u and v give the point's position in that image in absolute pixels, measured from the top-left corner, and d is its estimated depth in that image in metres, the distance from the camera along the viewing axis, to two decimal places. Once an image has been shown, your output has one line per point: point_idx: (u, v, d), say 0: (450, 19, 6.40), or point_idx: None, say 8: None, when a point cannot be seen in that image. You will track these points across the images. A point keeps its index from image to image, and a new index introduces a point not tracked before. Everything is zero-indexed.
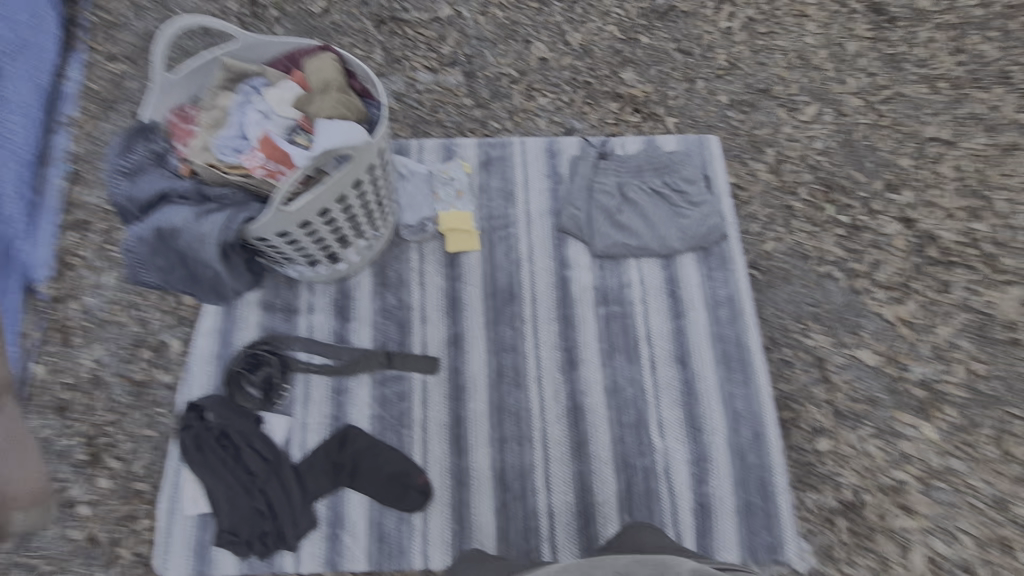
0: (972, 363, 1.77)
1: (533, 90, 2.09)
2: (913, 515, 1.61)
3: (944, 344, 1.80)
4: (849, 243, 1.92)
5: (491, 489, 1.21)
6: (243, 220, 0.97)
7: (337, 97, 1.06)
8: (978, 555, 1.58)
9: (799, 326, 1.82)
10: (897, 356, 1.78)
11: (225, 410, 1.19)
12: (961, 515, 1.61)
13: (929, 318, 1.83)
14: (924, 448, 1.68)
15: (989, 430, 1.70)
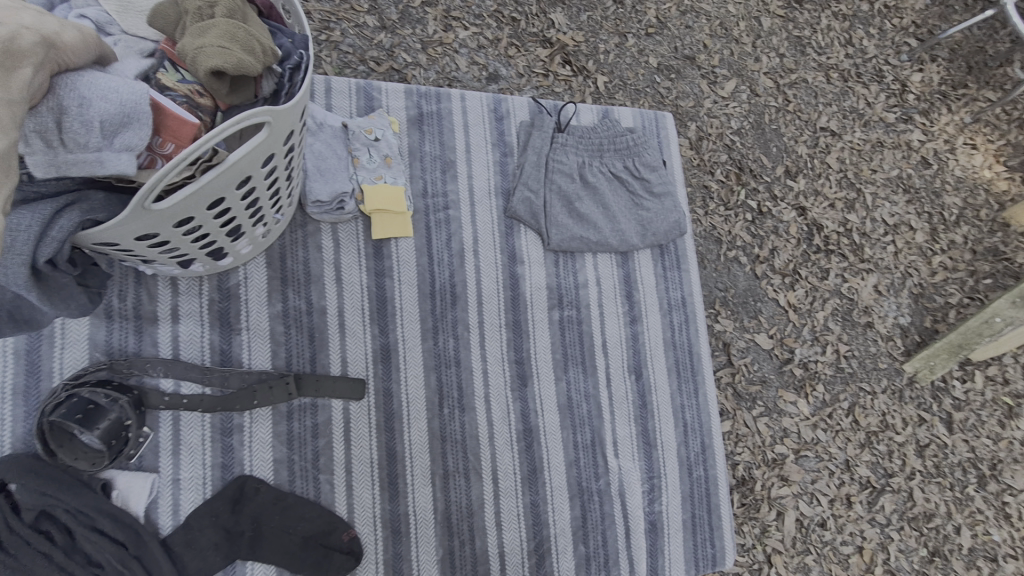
0: (838, 344, 1.98)
1: (451, 18, 1.71)
2: (788, 484, 1.81)
3: (820, 328, 1.98)
4: (754, 228, 1.98)
5: (434, 536, 1.02)
6: (81, 221, 0.58)
7: (228, 24, 0.63)
8: (829, 511, 1.83)
9: (710, 311, 1.85)
10: (785, 340, 1.91)
11: (42, 482, 0.80)
12: (821, 479, 1.83)
13: (811, 303, 1.99)
14: (799, 423, 1.87)
15: (846, 403, 1.94)
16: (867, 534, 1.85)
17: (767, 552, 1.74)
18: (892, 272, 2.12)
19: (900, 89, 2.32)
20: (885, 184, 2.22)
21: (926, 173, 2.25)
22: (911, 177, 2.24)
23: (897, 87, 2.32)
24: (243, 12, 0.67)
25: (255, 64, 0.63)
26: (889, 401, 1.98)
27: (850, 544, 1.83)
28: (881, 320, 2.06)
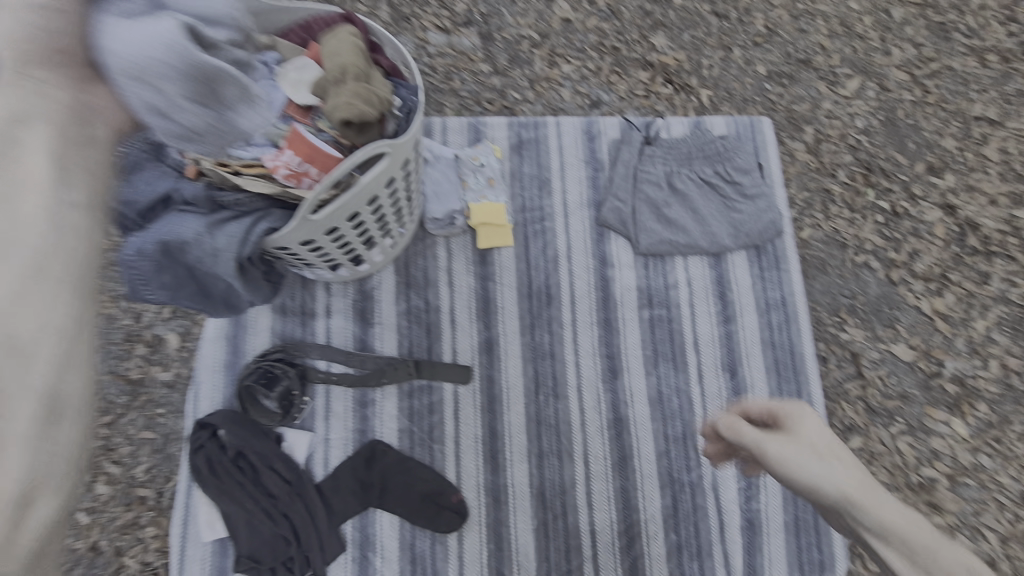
0: (1005, 357, 1.73)
1: (556, 56, 1.90)
2: (940, 514, 1.61)
3: (979, 339, 1.74)
4: (888, 231, 1.82)
5: (530, 508, 1.14)
6: (264, 230, 0.84)
7: (355, 87, 0.86)
8: (999, 550, 1.60)
9: (834, 318, 1.73)
10: (932, 351, 1.72)
11: (240, 430, 1.08)
12: (987, 511, 1.60)
13: (967, 312, 1.77)
14: (954, 445, 1.66)
15: (1019, 427, 1.68)
16: None
17: None
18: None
19: None
20: None
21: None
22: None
23: None
24: (366, 73, 0.90)
25: (374, 113, 0.87)
26: None
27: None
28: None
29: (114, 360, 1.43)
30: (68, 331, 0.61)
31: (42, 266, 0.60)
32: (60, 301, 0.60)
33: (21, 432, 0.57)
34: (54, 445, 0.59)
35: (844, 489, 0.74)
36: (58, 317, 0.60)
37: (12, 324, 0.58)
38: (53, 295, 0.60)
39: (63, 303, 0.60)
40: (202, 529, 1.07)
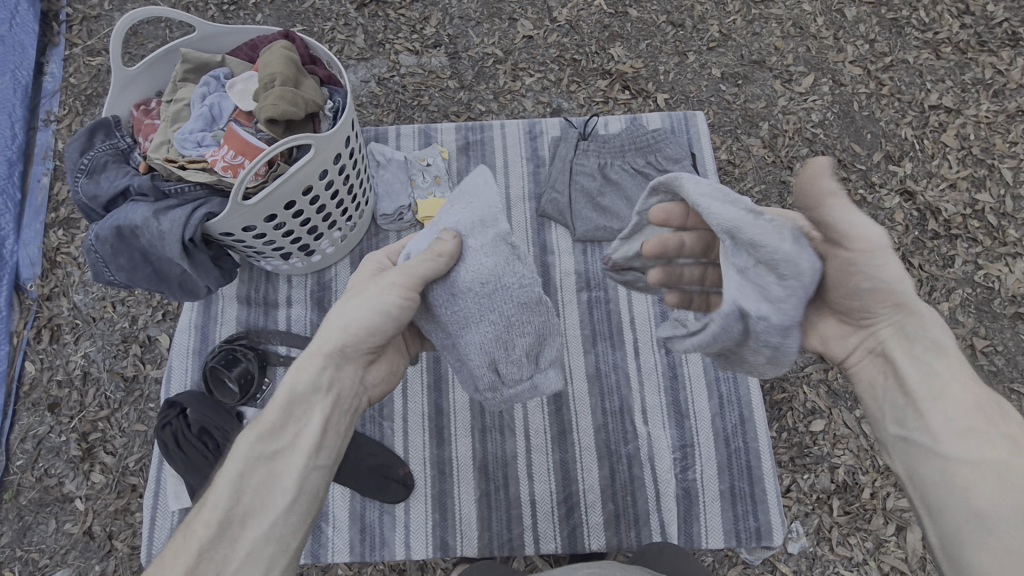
0: (974, 338, 1.66)
1: (519, 70, 1.94)
2: None
3: None
4: None
5: (473, 479, 1.21)
6: (205, 215, 0.96)
7: (282, 90, 1.00)
8: None
9: None
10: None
11: (203, 407, 1.19)
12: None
13: (930, 293, 1.70)
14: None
15: None
16: None
17: (885, 571, 1.43)
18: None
19: None
20: None
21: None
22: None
23: None
24: (294, 80, 1.04)
25: (301, 114, 1.01)
26: None
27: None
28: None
29: (110, 359, 1.57)
30: (307, 509, 0.78)
31: (266, 451, 0.78)
32: (304, 467, 0.79)
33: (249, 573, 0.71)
34: (253, 567, 0.71)
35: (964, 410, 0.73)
36: (301, 499, 0.77)
37: (250, 494, 0.74)
38: (297, 463, 0.78)
39: (320, 474, 0.80)
40: (170, 499, 1.17)
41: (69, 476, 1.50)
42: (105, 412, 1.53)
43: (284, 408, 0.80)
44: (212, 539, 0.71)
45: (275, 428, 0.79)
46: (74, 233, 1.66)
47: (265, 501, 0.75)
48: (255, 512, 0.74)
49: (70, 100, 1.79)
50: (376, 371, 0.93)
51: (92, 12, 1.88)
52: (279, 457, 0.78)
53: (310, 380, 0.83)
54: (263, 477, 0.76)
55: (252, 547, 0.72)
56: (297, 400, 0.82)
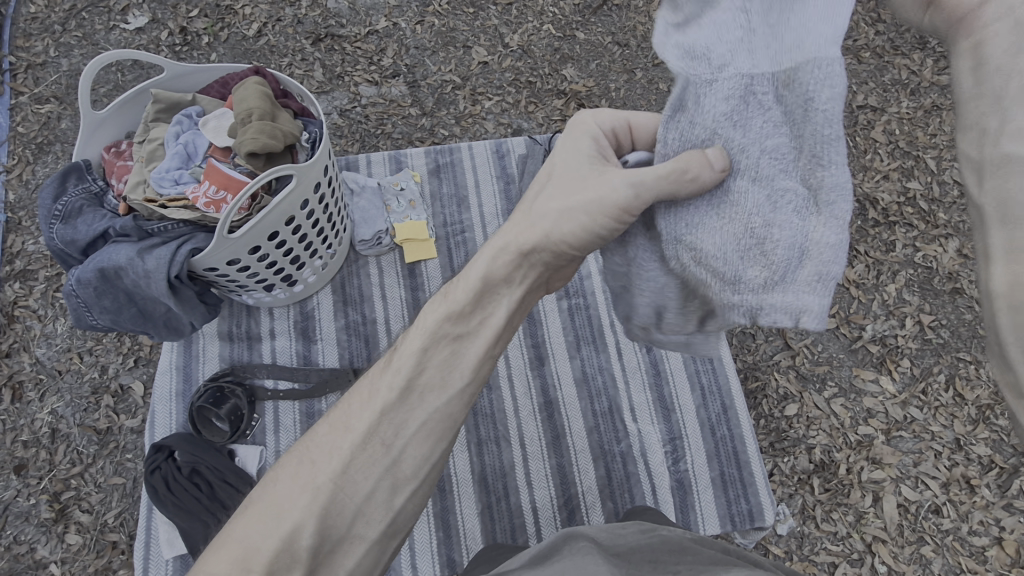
0: (920, 315, 1.68)
1: (478, 95, 1.92)
2: (883, 468, 1.55)
3: (893, 301, 1.70)
4: None
5: (473, 493, 1.22)
6: (190, 251, 0.96)
7: (260, 125, 1.02)
8: (942, 498, 1.53)
9: None
10: (851, 317, 1.68)
11: (193, 447, 1.16)
12: (926, 460, 1.54)
13: (877, 277, 1.72)
14: (885, 402, 1.60)
15: (942, 376, 1.63)
16: (1007, 524, 1.51)
17: (868, 541, 1.50)
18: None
19: (951, 50, 1.96)
20: (951, 145, 1.87)
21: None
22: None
23: (945, 49, 1.97)
24: (270, 115, 1.06)
25: (279, 146, 1.03)
26: None
27: (983, 535, 1.50)
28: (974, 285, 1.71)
29: (80, 413, 1.50)
30: (474, 395, 0.78)
31: (452, 332, 0.77)
32: (479, 362, 0.78)
33: (418, 443, 0.73)
34: (421, 444, 0.73)
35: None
36: (473, 390, 0.78)
37: (428, 373, 0.75)
38: (475, 355, 0.77)
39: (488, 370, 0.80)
40: (162, 547, 1.13)
41: (42, 541, 1.41)
42: (78, 468, 1.46)
43: (475, 292, 0.78)
44: (393, 406, 0.73)
45: (466, 309, 0.78)
46: (32, 285, 1.60)
47: (437, 386, 0.75)
48: (418, 400, 0.74)
49: (18, 150, 1.74)
50: (563, 264, 0.88)
51: (37, 59, 1.84)
52: (454, 344, 0.77)
53: (505, 267, 0.79)
54: (432, 372, 0.75)
55: (426, 422, 0.74)
56: (491, 286, 0.79)
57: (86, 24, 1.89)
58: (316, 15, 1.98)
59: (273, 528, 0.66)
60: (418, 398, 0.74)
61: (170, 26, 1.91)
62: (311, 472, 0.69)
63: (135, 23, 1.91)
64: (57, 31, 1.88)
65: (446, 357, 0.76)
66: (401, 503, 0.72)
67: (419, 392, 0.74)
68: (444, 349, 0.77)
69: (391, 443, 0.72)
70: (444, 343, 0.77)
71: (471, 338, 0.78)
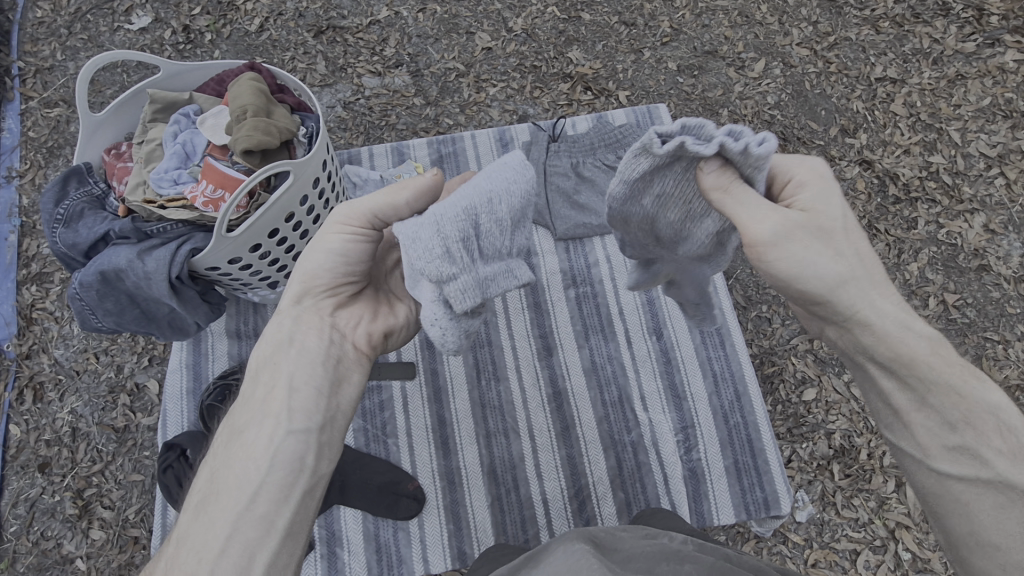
0: (945, 294, 1.62)
1: (482, 82, 1.89)
2: None
3: (915, 280, 1.64)
4: None
5: (482, 485, 1.22)
6: (190, 251, 0.96)
7: (255, 121, 1.01)
8: None
9: None
10: None
11: (203, 446, 1.17)
12: None
13: (899, 256, 1.66)
14: None
15: (968, 357, 1.57)
16: None
17: (891, 528, 1.46)
18: (1006, 207, 1.69)
19: (977, 14, 1.87)
20: (977, 116, 1.78)
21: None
22: (1011, 101, 1.79)
23: (971, 14, 1.87)
24: (266, 111, 1.05)
25: (275, 143, 1.02)
26: None
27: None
28: (1002, 261, 1.64)
29: (99, 412, 1.53)
30: (280, 476, 0.70)
31: (238, 427, 0.75)
32: (277, 433, 0.72)
33: (223, 557, 0.64)
34: (236, 544, 0.65)
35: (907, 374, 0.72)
36: (280, 468, 0.70)
37: (220, 476, 0.71)
38: (265, 433, 0.72)
39: (296, 436, 0.72)
40: None
41: (68, 537, 1.45)
42: (99, 466, 1.49)
43: (250, 382, 0.79)
44: (194, 524, 0.68)
45: (245, 400, 0.77)
46: (49, 287, 1.62)
47: (237, 479, 0.70)
48: (216, 499, 0.69)
49: (30, 154, 1.76)
50: (349, 315, 0.86)
51: (45, 63, 1.86)
52: (241, 433, 0.74)
53: (269, 344, 0.80)
54: (229, 468, 0.71)
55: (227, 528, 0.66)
56: (264, 372, 0.79)
57: (92, 26, 1.90)
58: (317, 7, 1.96)
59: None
60: (219, 495, 0.69)
61: (173, 24, 1.91)
62: None
63: (139, 23, 1.91)
64: (64, 34, 1.89)
65: (241, 447, 0.72)
66: None
67: (216, 491, 0.69)
68: (235, 442, 0.73)
69: (192, 570, 0.64)
70: (236, 440, 0.74)
71: (262, 419, 0.74)
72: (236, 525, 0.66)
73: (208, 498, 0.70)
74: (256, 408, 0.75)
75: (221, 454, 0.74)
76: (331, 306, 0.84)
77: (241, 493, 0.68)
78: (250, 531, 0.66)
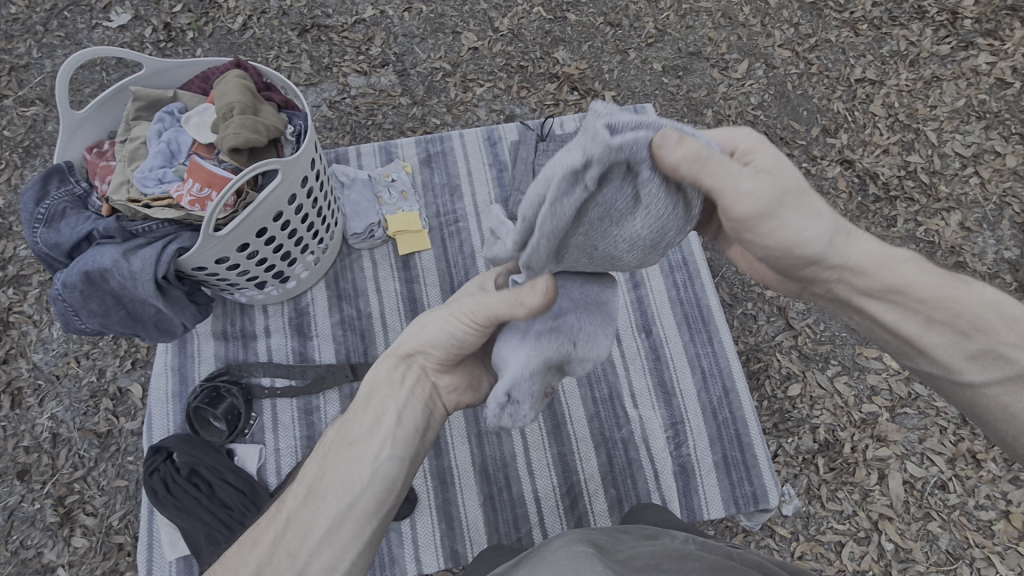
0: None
1: (468, 81, 1.89)
2: (888, 445, 1.54)
3: None
4: None
5: (475, 484, 1.22)
6: (176, 250, 0.94)
7: (242, 119, 1.00)
8: (948, 474, 1.52)
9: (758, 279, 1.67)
10: None
11: (190, 449, 1.16)
12: (931, 437, 1.53)
13: None
14: (889, 379, 1.59)
15: None
16: (1014, 497, 1.49)
17: (874, 520, 1.49)
18: (981, 205, 1.74)
19: (951, 18, 1.92)
20: (952, 117, 1.83)
21: (1005, 93, 1.84)
22: (985, 102, 1.83)
23: (945, 18, 1.92)
24: (253, 109, 1.04)
25: (264, 141, 1.02)
26: None
27: (991, 509, 1.49)
28: (977, 258, 1.69)
29: (80, 417, 1.50)
30: (377, 496, 0.75)
31: (347, 438, 0.79)
32: (380, 457, 0.76)
33: (321, 549, 0.70)
34: (327, 549, 0.70)
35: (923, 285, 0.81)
36: (378, 487, 0.75)
37: (327, 477, 0.76)
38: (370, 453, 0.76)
39: (397, 463, 0.77)
40: (165, 548, 1.13)
41: (49, 545, 1.41)
42: (81, 472, 1.46)
43: (364, 399, 0.82)
44: (294, 514, 0.73)
45: (355, 416, 0.81)
46: (27, 290, 1.59)
47: (338, 483, 0.74)
48: (320, 500, 0.73)
49: (5, 154, 1.72)
50: (452, 379, 0.86)
51: (21, 61, 1.81)
52: (349, 444, 0.78)
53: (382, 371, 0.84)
54: (332, 475, 0.76)
55: (328, 523, 0.72)
56: (377, 386, 0.83)
57: (69, 23, 1.86)
58: (302, 6, 1.94)
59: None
60: (319, 497, 0.74)
61: (153, 22, 1.88)
62: None
63: (118, 21, 1.87)
64: (40, 31, 1.85)
65: (344, 458, 0.77)
66: None
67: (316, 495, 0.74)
68: (342, 450, 0.78)
69: (292, 556, 0.70)
70: (342, 450, 0.78)
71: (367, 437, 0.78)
72: (330, 532, 0.71)
73: (310, 495, 0.75)
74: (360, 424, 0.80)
75: (326, 459, 0.78)
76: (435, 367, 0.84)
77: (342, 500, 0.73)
78: (336, 540, 0.71)
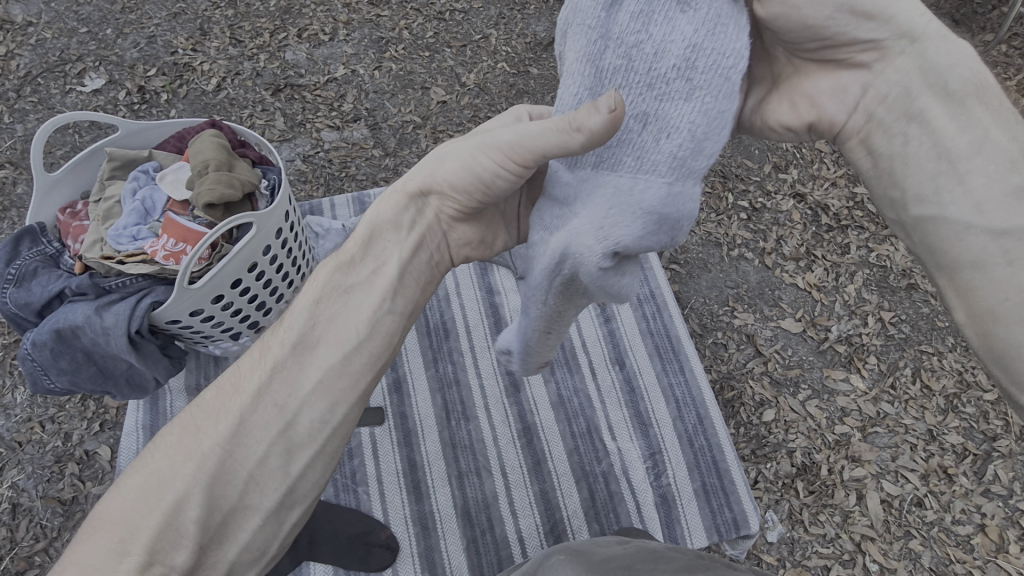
0: (881, 312, 1.74)
1: (438, 133, 1.96)
2: (863, 464, 1.57)
3: (854, 301, 1.76)
4: (753, 225, 1.86)
5: (457, 528, 1.20)
6: (149, 305, 0.96)
7: (217, 175, 1.04)
8: (923, 490, 1.55)
9: (725, 308, 1.73)
10: (817, 320, 1.73)
11: None
12: (903, 454, 1.57)
13: (836, 279, 1.79)
14: (857, 399, 1.64)
15: (908, 369, 1.67)
16: (986, 510, 1.53)
17: (857, 541, 1.50)
18: None
19: None
20: None
21: None
22: None
23: None
24: (227, 166, 1.08)
25: (238, 195, 1.05)
26: (963, 358, 1.68)
27: (967, 523, 1.52)
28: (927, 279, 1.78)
29: (43, 485, 1.44)
30: (377, 352, 0.73)
31: (344, 284, 0.74)
32: (381, 309, 0.74)
33: (313, 405, 0.68)
34: (318, 401, 0.68)
35: (955, 96, 0.63)
36: (377, 339, 0.73)
37: (323, 326, 0.72)
38: (371, 300, 0.74)
39: (396, 319, 0.75)
40: None
41: None
42: (41, 544, 1.38)
43: (365, 239, 0.76)
44: (282, 363, 0.69)
45: (356, 260, 0.76)
46: None
47: (335, 336, 0.71)
48: (312, 350, 0.70)
49: None
50: (463, 234, 0.82)
51: None
52: (347, 294, 0.74)
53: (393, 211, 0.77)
54: (330, 327, 0.72)
55: (320, 376, 0.69)
56: (385, 230, 0.77)
57: (42, 89, 1.90)
58: (275, 68, 2.02)
59: (141, 520, 0.61)
60: (309, 348, 0.70)
61: (127, 86, 1.93)
62: (189, 446, 0.65)
63: (92, 85, 1.92)
64: (12, 98, 1.88)
65: (342, 311, 0.73)
66: (299, 470, 0.67)
67: (307, 347, 0.70)
68: (335, 300, 0.73)
69: (281, 403, 0.67)
70: (334, 301, 0.73)
71: (372, 274, 0.75)
72: (323, 388, 0.69)
73: (303, 343, 0.71)
74: (353, 269, 0.75)
75: (325, 302, 0.73)
76: (451, 215, 0.79)
77: (341, 362, 0.71)
78: (332, 394, 0.69)
